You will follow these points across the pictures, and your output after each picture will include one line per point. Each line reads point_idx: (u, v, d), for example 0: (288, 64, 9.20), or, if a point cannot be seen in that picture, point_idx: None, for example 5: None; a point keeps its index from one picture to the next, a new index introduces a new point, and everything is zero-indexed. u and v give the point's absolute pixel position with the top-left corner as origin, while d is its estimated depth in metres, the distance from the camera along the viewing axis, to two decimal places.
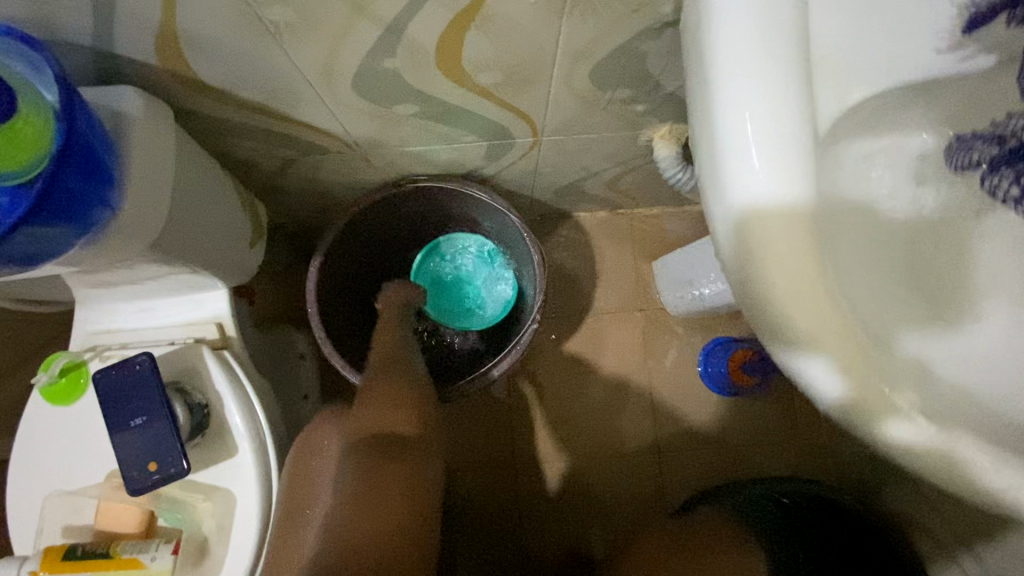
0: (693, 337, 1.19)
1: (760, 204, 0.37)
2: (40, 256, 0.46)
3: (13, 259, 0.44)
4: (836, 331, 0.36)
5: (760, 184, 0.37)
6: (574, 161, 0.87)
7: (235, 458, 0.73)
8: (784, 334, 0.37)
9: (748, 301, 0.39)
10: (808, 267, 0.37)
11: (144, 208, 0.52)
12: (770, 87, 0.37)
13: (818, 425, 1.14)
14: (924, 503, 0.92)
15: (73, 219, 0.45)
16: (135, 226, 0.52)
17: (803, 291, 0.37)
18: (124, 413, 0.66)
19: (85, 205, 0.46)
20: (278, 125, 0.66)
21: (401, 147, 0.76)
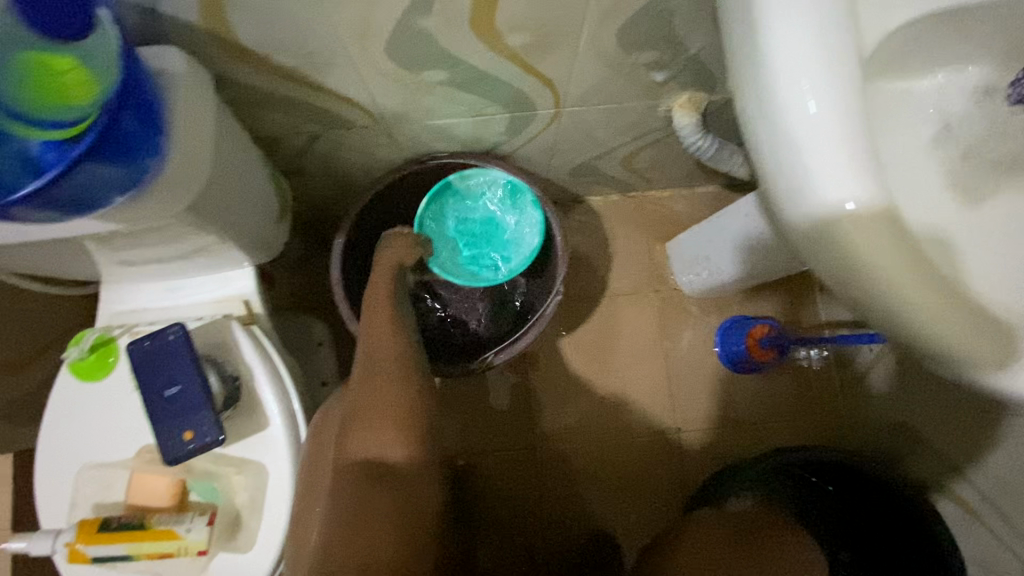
0: (707, 316, 1.19)
1: (830, 153, 0.40)
2: (92, 201, 0.47)
3: (69, 199, 0.45)
4: (907, 262, 0.39)
5: (830, 159, 0.40)
6: (592, 135, 0.89)
7: (267, 430, 0.73)
8: (860, 267, 0.39)
9: (820, 243, 0.40)
10: (877, 212, 0.39)
11: (187, 165, 0.53)
12: (825, 79, 0.40)
13: (835, 398, 1.14)
14: (946, 468, 0.93)
15: (126, 162, 0.47)
16: (179, 182, 0.53)
17: (877, 231, 0.39)
18: (158, 382, 0.66)
19: (137, 150, 0.47)
20: (310, 96, 0.68)
21: (425, 119, 0.77)
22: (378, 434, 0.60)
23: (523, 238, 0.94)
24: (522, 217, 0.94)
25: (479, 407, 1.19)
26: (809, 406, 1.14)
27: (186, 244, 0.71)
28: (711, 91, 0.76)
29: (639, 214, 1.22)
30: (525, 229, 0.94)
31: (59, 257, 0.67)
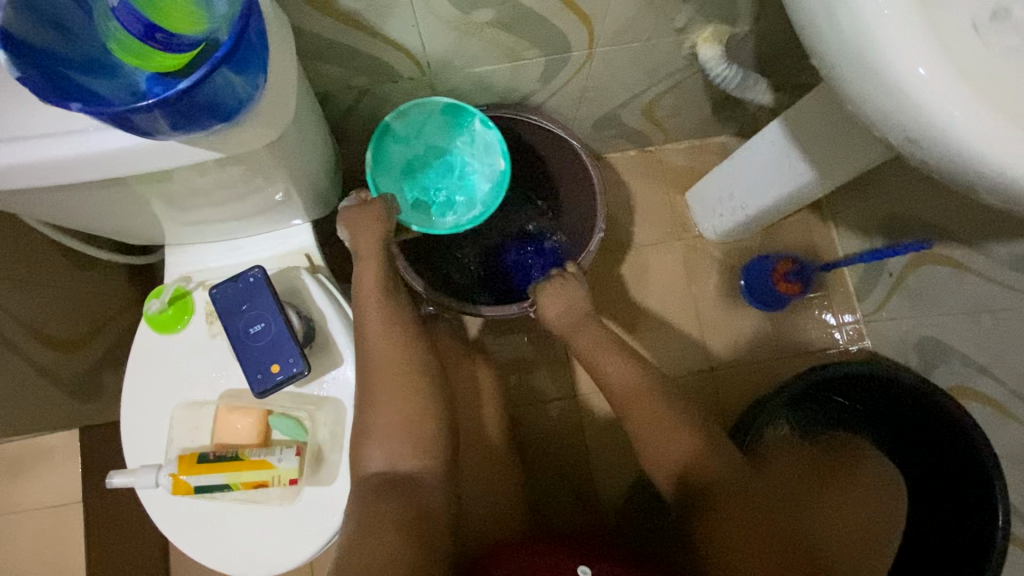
0: (732, 259, 1.23)
1: (904, 20, 0.41)
2: (220, 109, 0.49)
3: (204, 106, 0.47)
4: (977, 109, 0.41)
5: (901, 27, 0.41)
6: (619, 79, 0.94)
7: (341, 368, 0.77)
8: (931, 122, 0.42)
9: (898, 111, 0.43)
10: (951, 74, 0.41)
11: (281, 91, 0.57)
12: None
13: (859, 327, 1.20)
14: (974, 369, 0.98)
15: (249, 71, 0.49)
16: (276, 105, 0.56)
17: (951, 89, 0.41)
18: (242, 321, 0.70)
19: (257, 60, 0.50)
20: (366, 45, 0.72)
21: (467, 67, 0.82)
22: (398, 445, 0.69)
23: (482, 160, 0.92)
24: (471, 140, 0.91)
25: (515, 364, 1.22)
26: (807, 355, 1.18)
27: (256, 194, 0.75)
28: (734, 24, 0.81)
29: (658, 168, 1.26)
30: (481, 153, 0.92)
31: (138, 209, 0.71)
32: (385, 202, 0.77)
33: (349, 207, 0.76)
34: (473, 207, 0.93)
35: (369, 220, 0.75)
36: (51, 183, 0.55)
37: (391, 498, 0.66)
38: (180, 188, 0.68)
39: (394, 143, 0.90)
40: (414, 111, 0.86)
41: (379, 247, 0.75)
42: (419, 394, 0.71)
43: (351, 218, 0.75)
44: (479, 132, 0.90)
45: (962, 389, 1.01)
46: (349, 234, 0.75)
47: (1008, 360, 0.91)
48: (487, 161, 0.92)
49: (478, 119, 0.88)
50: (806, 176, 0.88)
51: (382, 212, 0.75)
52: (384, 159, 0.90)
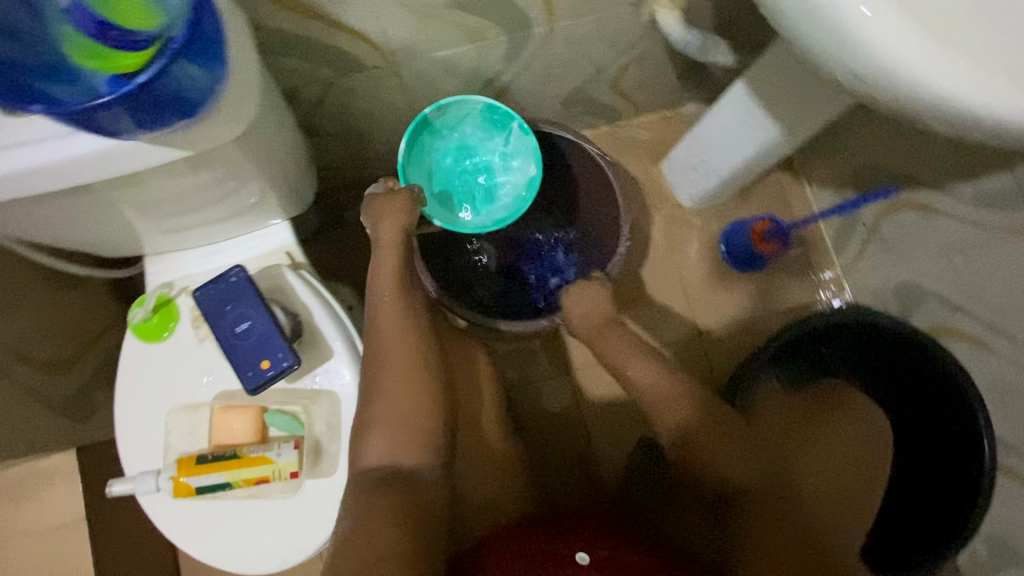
0: (710, 225, 1.25)
1: None
2: (187, 102, 0.50)
3: (170, 98, 0.48)
4: (920, 39, 0.42)
5: None
6: (583, 54, 0.94)
7: (332, 360, 0.77)
8: (877, 55, 0.43)
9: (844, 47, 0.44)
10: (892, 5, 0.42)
11: (244, 83, 0.57)
12: None
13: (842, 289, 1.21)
14: (950, 308, 1.00)
15: (213, 62, 0.50)
16: (239, 98, 0.56)
17: (893, 20, 0.42)
18: (228, 320, 0.70)
19: (221, 49, 0.50)
20: (326, 35, 0.72)
21: (430, 52, 0.82)
22: (393, 431, 0.70)
23: (511, 163, 0.97)
24: (505, 143, 0.96)
25: (507, 347, 1.23)
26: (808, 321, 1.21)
27: (231, 194, 0.75)
28: None
29: (632, 142, 1.28)
30: (513, 158, 0.97)
31: (111, 218, 0.71)
32: (407, 190, 0.77)
33: (377, 195, 0.77)
34: (496, 208, 0.96)
35: (393, 210, 0.76)
36: (17, 195, 0.55)
37: (392, 480, 0.67)
38: (151, 194, 0.68)
39: (429, 137, 0.94)
40: (454, 108, 0.92)
41: (399, 238, 0.75)
42: (411, 378, 0.71)
43: (377, 204, 0.77)
44: (514, 136, 0.95)
45: (940, 330, 1.03)
46: (372, 221, 0.77)
47: (982, 296, 0.93)
48: (515, 165, 0.97)
49: (517, 124, 0.93)
50: (774, 133, 0.89)
51: (408, 203, 0.76)
52: (417, 151, 0.93)
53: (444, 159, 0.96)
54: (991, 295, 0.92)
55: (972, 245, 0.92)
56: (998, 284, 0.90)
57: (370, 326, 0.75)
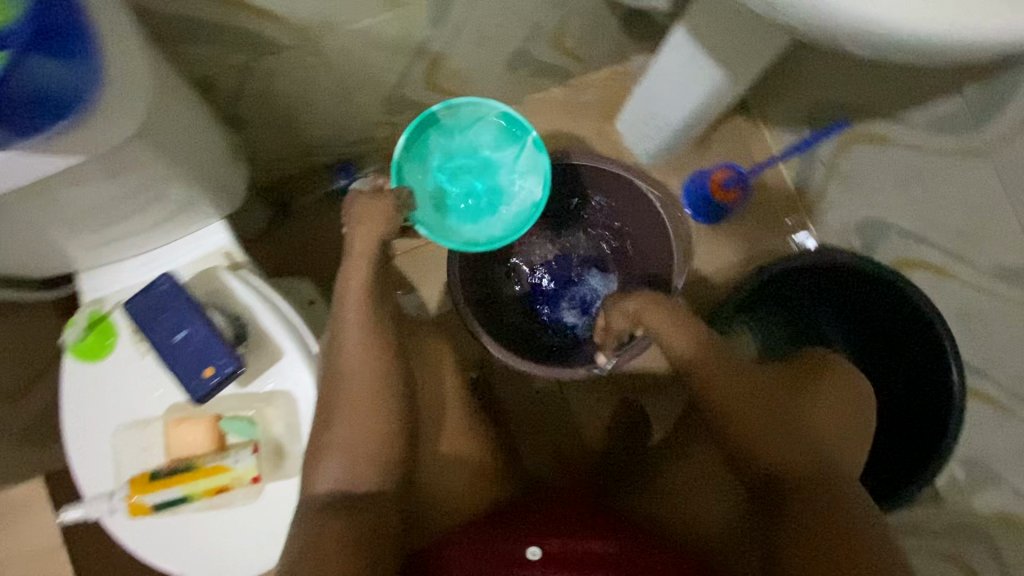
0: (671, 179, 1.22)
1: None
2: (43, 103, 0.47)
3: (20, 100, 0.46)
4: None
5: None
6: (514, 10, 0.89)
7: (283, 359, 0.75)
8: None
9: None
10: None
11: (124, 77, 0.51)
12: None
13: (808, 228, 1.20)
14: (912, 239, 0.99)
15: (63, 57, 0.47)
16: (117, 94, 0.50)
17: None
18: (163, 331, 0.67)
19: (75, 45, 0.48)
20: (227, 16, 0.67)
21: (348, 24, 0.77)
22: (352, 432, 0.67)
23: (517, 179, 0.89)
24: (517, 157, 0.89)
25: None
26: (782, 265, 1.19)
27: (152, 198, 0.70)
28: None
29: (583, 101, 1.24)
30: (523, 174, 0.89)
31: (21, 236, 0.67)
32: (393, 193, 0.72)
33: (361, 195, 0.72)
34: (490, 225, 0.88)
35: (376, 214, 0.71)
36: None
37: (354, 473, 0.66)
38: (58, 207, 0.64)
39: (437, 137, 0.88)
40: (467, 110, 0.87)
41: (374, 247, 0.71)
42: (364, 368, 0.69)
43: (359, 205, 0.72)
44: (528, 151, 0.88)
45: (904, 262, 1.03)
46: (351, 222, 0.72)
47: (943, 222, 0.92)
48: (521, 182, 0.89)
49: (532, 137, 0.87)
50: (719, 77, 0.86)
51: (389, 207, 0.71)
52: (420, 149, 0.87)
53: (447, 163, 0.88)
54: (950, 221, 0.90)
55: (929, 173, 0.90)
56: (957, 210, 0.88)
57: (333, 328, 0.72)
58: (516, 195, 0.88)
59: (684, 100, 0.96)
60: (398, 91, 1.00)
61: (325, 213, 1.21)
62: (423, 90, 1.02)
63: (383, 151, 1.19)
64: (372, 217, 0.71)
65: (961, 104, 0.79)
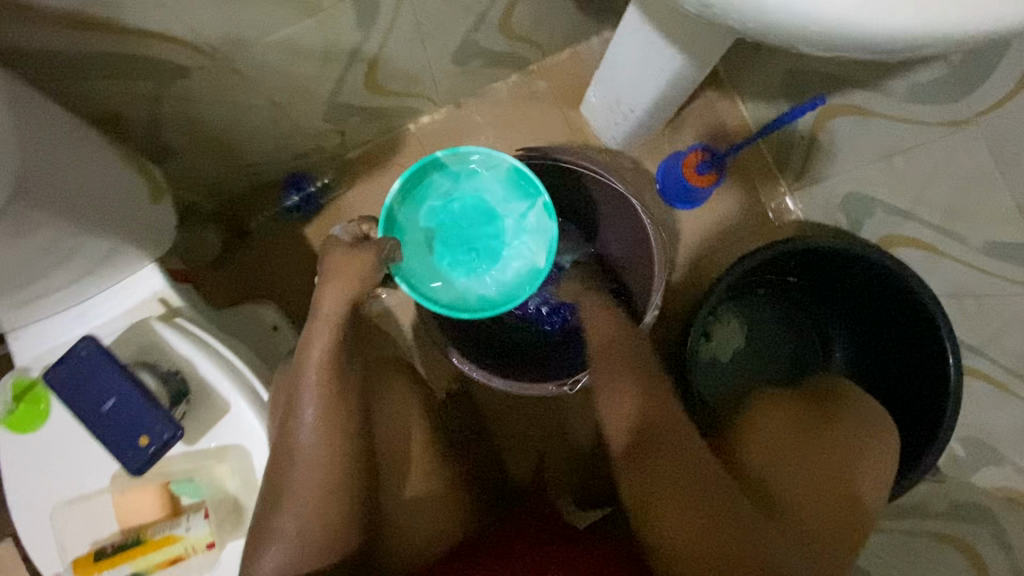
0: (644, 165, 1.15)
1: None
2: None
3: None
4: None
5: None
6: (453, 4, 0.81)
7: (231, 412, 0.70)
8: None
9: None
10: None
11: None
12: None
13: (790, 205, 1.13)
14: (899, 216, 0.93)
15: None
16: None
17: None
18: (89, 401, 0.62)
19: None
20: (113, 45, 0.59)
21: (263, 39, 0.69)
22: None
23: (518, 237, 0.89)
24: (523, 215, 0.89)
25: None
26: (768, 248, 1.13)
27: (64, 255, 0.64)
28: None
29: (545, 87, 1.15)
30: (526, 232, 0.89)
31: None
32: (374, 246, 0.72)
33: (339, 247, 0.72)
34: (482, 279, 0.88)
35: (351, 272, 0.71)
36: None
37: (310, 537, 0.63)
38: None
39: (440, 180, 0.89)
40: (475, 159, 0.88)
41: (341, 307, 0.71)
42: None
43: (335, 260, 0.72)
44: (535, 211, 0.88)
45: (891, 239, 0.97)
46: (323, 276, 0.72)
47: (929, 198, 0.86)
48: (522, 241, 0.89)
49: (543, 201, 0.87)
50: (679, 62, 0.79)
51: (366, 266, 0.71)
52: (420, 191, 0.88)
53: (446, 209, 0.89)
54: (937, 196, 0.84)
55: (915, 147, 0.84)
56: (946, 183, 0.82)
57: (296, 377, 0.70)
58: (513, 253, 0.89)
59: (646, 87, 0.89)
60: (338, 99, 0.92)
61: (281, 231, 1.14)
62: (365, 94, 0.94)
63: (336, 160, 1.12)
64: (349, 268, 0.71)
65: (944, 70, 0.72)
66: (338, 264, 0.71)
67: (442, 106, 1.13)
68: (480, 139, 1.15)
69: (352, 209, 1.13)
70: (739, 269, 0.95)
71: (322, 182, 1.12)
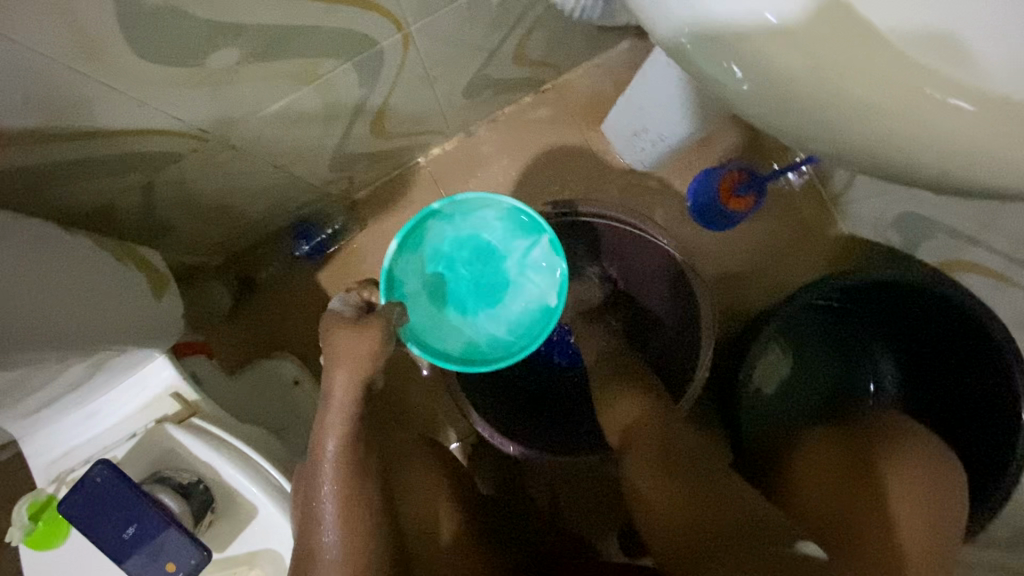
0: (673, 186, 1.06)
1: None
2: None
3: None
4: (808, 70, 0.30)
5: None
6: (461, 44, 0.73)
7: (260, 516, 0.66)
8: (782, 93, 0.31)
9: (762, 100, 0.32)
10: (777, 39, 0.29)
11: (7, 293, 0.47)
12: None
13: (838, 227, 1.04)
14: (964, 239, 0.84)
15: None
16: None
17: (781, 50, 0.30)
18: (110, 530, 0.58)
19: None
20: (96, 148, 0.53)
21: (258, 113, 0.62)
22: None
23: (529, 277, 0.72)
24: (527, 252, 0.72)
25: None
26: (815, 269, 1.04)
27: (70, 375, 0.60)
28: None
29: (563, 107, 1.05)
30: (532, 269, 0.72)
31: None
32: (380, 318, 0.59)
33: (341, 325, 0.59)
34: (493, 332, 0.70)
35: (359, 353, 0.58)
36: None
37: None
38: None
39: (435, 225, 0.71)
40: (472, 198, 0.71)
41: (355, 394, 0.60)
42: (350, 536, 0.59)
43: (337, 339, 0.59)
44: (543, 248, 0.72)
45: (954, 263, 0.89)
46: (329, 360, 0.59)
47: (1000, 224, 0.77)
48: (533, 281, 0.72)
49: (549, 236, 0.71)
50: None
51: (375, 345, 0.58)
52: (414, 240, 0.69)
53: (445, 255, 0.71)
54: (1009, 222, 0.76)
55: None
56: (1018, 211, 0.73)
57: (311, 485, 0.61)
58: (525, 296, 0.72)
59: (679, 112, 0.82)
60: (343, 150, 0.84)
61: (291, 280, 1.07)
62: (371, 141, 0.87)
63: (344, 203, 1.04)
64: (357, 351, 0.58)
65: None
66: (338, 339, 0.59)
67: (452, 136, 1.05)
68: (495, 167, 1.06)
69: (364, 253, 1.06)
70: (791, 304, 0.89)
71: (332, 228, 1.04)
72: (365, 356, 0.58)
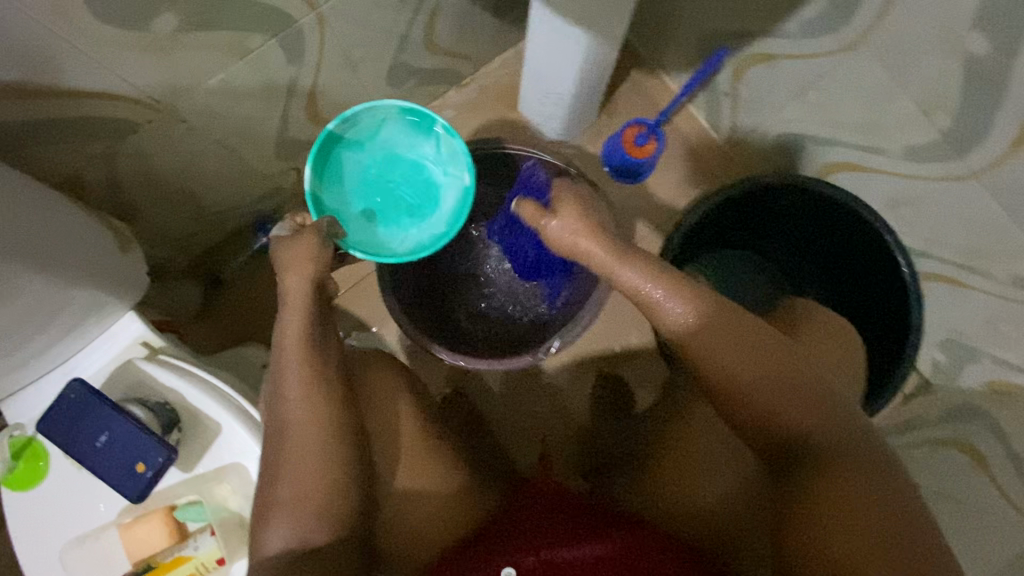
0: (587, 148, 1.20)
1: None
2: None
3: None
4: None
5: None
6: (371, 27, 0.88)
7: (222, 431, 0.73)
8: None
9: None
10: None
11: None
12: None
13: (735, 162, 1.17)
14: (825, 143, 0.98)
15: None
16: None
17: None
18: (84, 440, 0.65)
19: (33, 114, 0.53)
20: (62, 106, 0.65)
21: (202, 86, 0.75)
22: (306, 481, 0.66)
23: (446, 172, 0.85)
24: (436, 150, 0.85)
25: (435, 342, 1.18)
26: None
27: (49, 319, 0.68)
28: None
29: (482, 94, 1.21)
30: (445, 163, 0.86)
31: None
32: (312, 231, 0.72)
33: (280, 240, 0.72)
34: (432, 223, 0.85)
35: (301, 255, 0.70)
36: None
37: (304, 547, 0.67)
38: None
39: (349, 154, 0.83)
40: (367, 118, 0.83)
41: (305, 293, 0.71)
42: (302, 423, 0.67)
43: (284, 252, 0.71)
44: (444, 139, 0.85)
45: (826, 168, 1.02)
46: (280, 270, 0.71)
47: (847, 122, 0.91)
48: (449, 171, 0.85)
49: (442, 125, 0.83)
50: (587, 41, 0.87)
51: (313, 246, 0.70)
52: (334, 173, 0.82)
53: (367, 176, 0.84)
54: (850, 117, 0.90)
55: (822, 79, 0.89)
56: (854, 99, 0.87)
57: (279, 383, 0.71)
58: (445, 189, 0.85)
59: (567, 71, 0.96)
60: (286, 135, 0.98)
61: (254, 274, 1.17)
62: (310, 127, 1.00)
63: None
64: (303, 254, 0.70)
65: (825, 3, 0.79)
66: (280, 245, 0.73)
67: None
68: None
69: None
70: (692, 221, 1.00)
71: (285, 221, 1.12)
72: (308, 257, 0.71)
